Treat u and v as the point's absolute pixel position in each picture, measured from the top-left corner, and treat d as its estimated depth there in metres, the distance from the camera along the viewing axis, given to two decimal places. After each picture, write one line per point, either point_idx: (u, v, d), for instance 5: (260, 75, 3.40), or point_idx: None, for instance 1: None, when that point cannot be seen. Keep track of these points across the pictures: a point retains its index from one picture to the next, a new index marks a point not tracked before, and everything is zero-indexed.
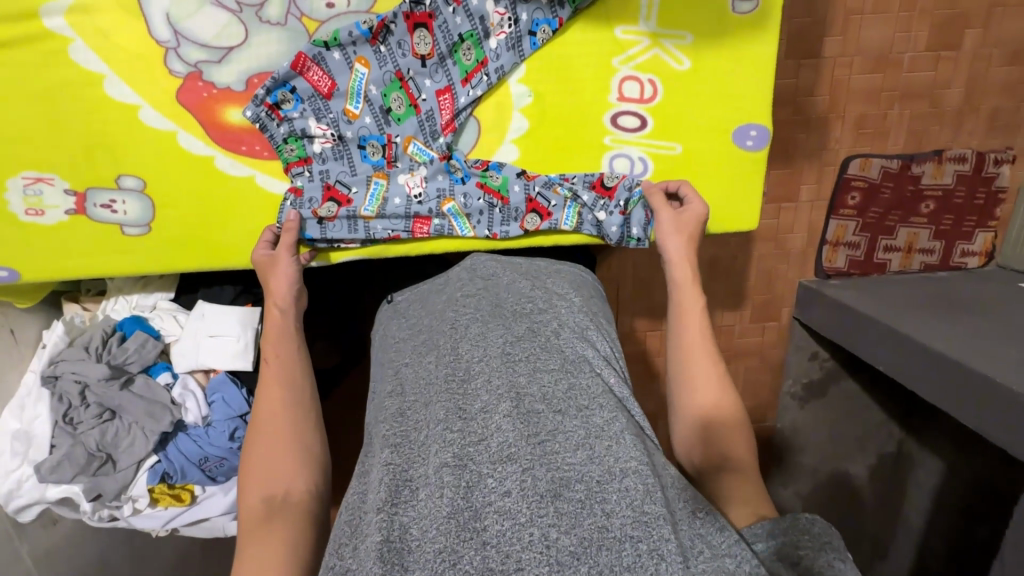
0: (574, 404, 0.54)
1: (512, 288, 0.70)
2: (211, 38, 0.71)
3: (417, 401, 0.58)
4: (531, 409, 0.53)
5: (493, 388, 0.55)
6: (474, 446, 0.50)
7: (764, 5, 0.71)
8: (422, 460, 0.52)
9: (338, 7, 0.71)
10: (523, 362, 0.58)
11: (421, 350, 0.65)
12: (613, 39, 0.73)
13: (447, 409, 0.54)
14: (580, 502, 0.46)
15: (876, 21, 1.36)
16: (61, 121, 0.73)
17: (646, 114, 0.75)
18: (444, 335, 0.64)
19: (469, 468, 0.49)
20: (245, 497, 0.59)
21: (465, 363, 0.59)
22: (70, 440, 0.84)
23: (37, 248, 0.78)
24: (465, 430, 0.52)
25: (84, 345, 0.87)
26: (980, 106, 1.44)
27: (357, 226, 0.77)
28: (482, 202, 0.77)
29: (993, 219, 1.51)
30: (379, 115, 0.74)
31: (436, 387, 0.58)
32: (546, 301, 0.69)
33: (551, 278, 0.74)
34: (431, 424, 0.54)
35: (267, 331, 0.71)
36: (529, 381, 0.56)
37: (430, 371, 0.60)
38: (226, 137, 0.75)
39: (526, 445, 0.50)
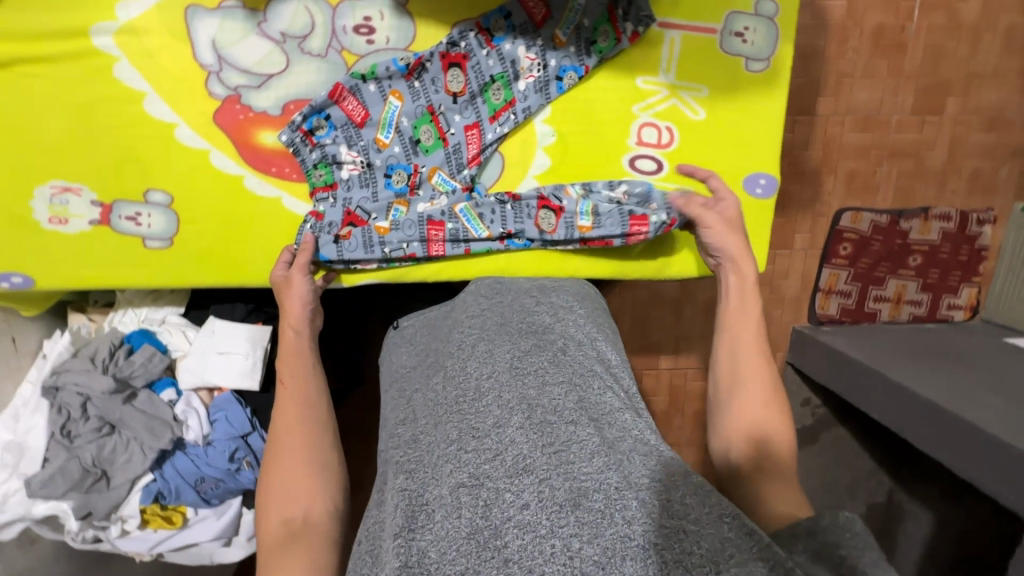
0: (585, 416, 0.55)
1: (519, 305, 0.72)
2: (253, 64, 0.74)
3: (427, 423, 0.59)
4: (544, 423, 0.54)
5: (504, 403, 0.56)
6: (489, 462, 0.51)
7: (776, 64, 0.76)
8: (436, 482, 0.51)
9: (378, 43, 0.75)
10: (534, 377, 0.59)
11: (430, 373, 0.66)
12: (634, 88, 0.77)
13: (459, 429, 0.55)
14: (599, 512, 0.45)
15: (866, 85, 1.46)
16: (97, 134, 0.74)
17: (662, 158, 0.79)
18: (452, 356, 0.65)
19: (485, 486, 0.49)
20: (262, 520, 0.59)
21: (475, 381, 0.60)
22: (65, 454, 0.82)
23: (55, 258, 0.78)
24: (479, 448, 0.52)
25: (89, 356, 0.86)
26: (962, 168, 1.53)
27: (372, 244, 0.77)
28: (494, 200, 0.78)
29: (977, 275, 1.57)
30: (407, 145, 0.77)
31: (446, 408, 0.58)
32: (552, 315, 0.70)
33: (557, 293, 0.76)
34: (443, 445, 0.54)
35: (281, 349, 0.71)
36: (539, 394, 0.57)
37: (440, 393, 0.61)
38: (258, 158, 0.77)
39: (541, 456, 0.50)
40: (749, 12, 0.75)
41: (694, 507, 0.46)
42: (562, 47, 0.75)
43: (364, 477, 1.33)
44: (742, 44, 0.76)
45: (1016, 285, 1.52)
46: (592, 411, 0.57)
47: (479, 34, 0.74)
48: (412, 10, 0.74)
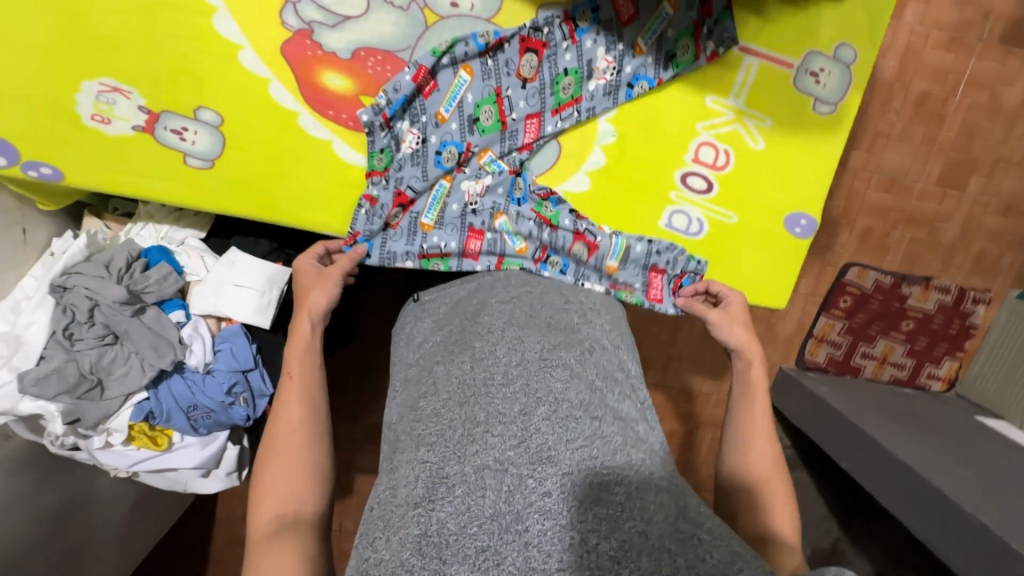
0: (607, 415, 0.56)
1: (547, 301, 0.71)
2: (332, 3, 0.73)
3: (449, 399, 0.58)
4: (569, 417, 0.54)
5: (532, 392, 0.56)
6: (513, 449, 0.51)
7: (842, 110, 0.77)
8: (458, 458, 0.52)
9: (462, 8, 0.74)
10: (561, 371, 0.59)
11: (453, 348, 0.64)
12: (701, 104, 0.78)
13: (485, 411, 0.55)
14: (618, 510, 0.47)
15: (898, 148, 1.50)
16: (159, 41, 0.72)
17: (714, 180, 0.80)
18: (479, 337, 0.63)
19: (509, 470, 0.50)
20: (256, 514, 0.58)
21: (503, 366, 0.59)
22: (64, 356, 0.80)
23: (91, 156, 0.76)
24: (505, 433, 0.53)
25: (104, 263, 0.84)
26: (970, 246, 1.58)
27: (415, 236, 0.78)
28: (532, 224, 0.77)
29: (961, 350, 1.63)
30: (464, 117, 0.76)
31: (472, 386, 0.58)
32: (580, 315, 0.70)
33: (586, 292, 0.75)
34: (467, 424, 0.55)
35: (291, 341, 0.69)
36: (566, 388, 0.57)
37: (464, 370, 0.60)
38: (317, 99, 0.76)
39: (566, 451, 0.51)
40: (828, 54, 0.75)
41: (705, 518, 0.49)
42: (640, 52, 0.75)
43: (341, 433, 1.33)
44: (815, 85, 0.76)
45: (995, 367, 1.58)
46: (613, 413, 0.58)
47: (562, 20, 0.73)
48: None
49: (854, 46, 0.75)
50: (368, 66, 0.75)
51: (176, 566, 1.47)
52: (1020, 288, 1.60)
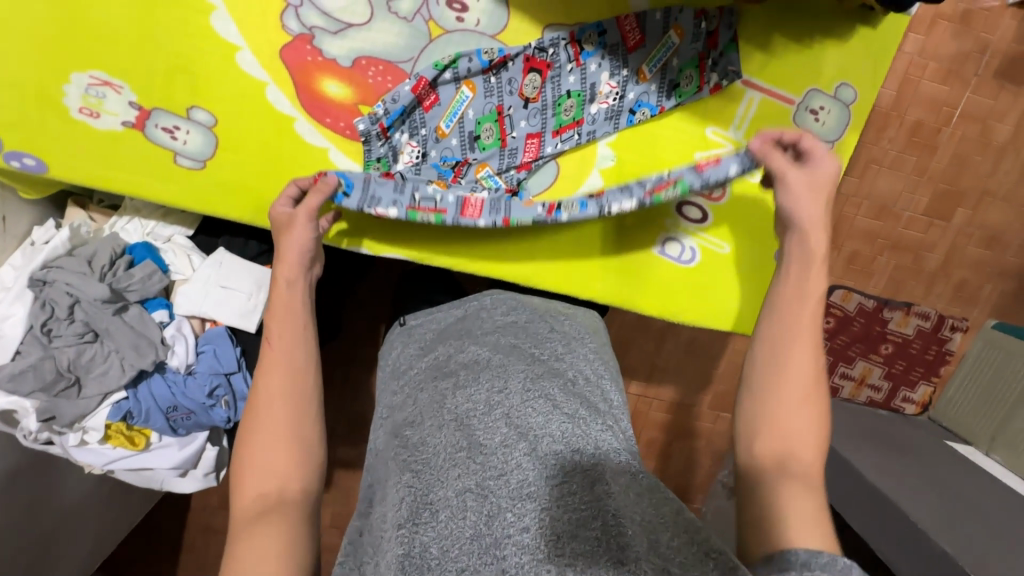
0: (589, 444, 0.56)
1: (532, 330, 0.71)
2: (336, 10, 0.71)
3: (434, 426, 0.58)
4: (549, 448, 0.54)
5: (513, 422, 0.56)
6: (494, 478, 0.52)
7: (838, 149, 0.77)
8: (442, 484, 0.52)
9: (467, 23, 0.73)
10: (543, 402, 0.59)
11: (439, 376, 0.64)
12: (702, 135, 0.78)
13: (468, 438, 0.55)
14: (595, 541, 0.47)
15: (890, 175, 1.52)
16: (154, 37, 0.70)
17: (709, 210, 0.83)
18: (465, 367, 0.64)
19: (489, 498, 0.50)
20: (238, 495, 0.54)
21: (487, 395, 0.59)
22: (41, 352, 0.78)
23: (77, 150, 0.74)
24: (486, 461, 0.53)
25: (88, 259, 0.82)
26: (952, 275, 1.61)
27: (404, 189, 0.71)
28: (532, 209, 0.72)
29: (936, 376, 1.67)
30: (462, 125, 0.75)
31: (456, 414, 0.58)
32: (563, 344, 0.70)
33: (568, 320, 0.75)
34: (451, 450, 0.55)
35: (271, 304, 0.64)
36: (547, 419, 0.57)
37: (448, 398, 0.60)
38: (316, 105, 0.74)
39: (545, 483, 0.51)
40: (829, 93, 0.75)
41: (681, 550, 0.47)
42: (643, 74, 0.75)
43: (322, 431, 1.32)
44: (813, 122, 0.76)
45: (968, 394, 1.62)
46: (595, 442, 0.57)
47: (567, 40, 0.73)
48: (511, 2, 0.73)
49: (854, 86, 0.76)
50: (368, 75, 0.74)
51: (149, 555, 1.46)
52: (996, 318, 1.64)
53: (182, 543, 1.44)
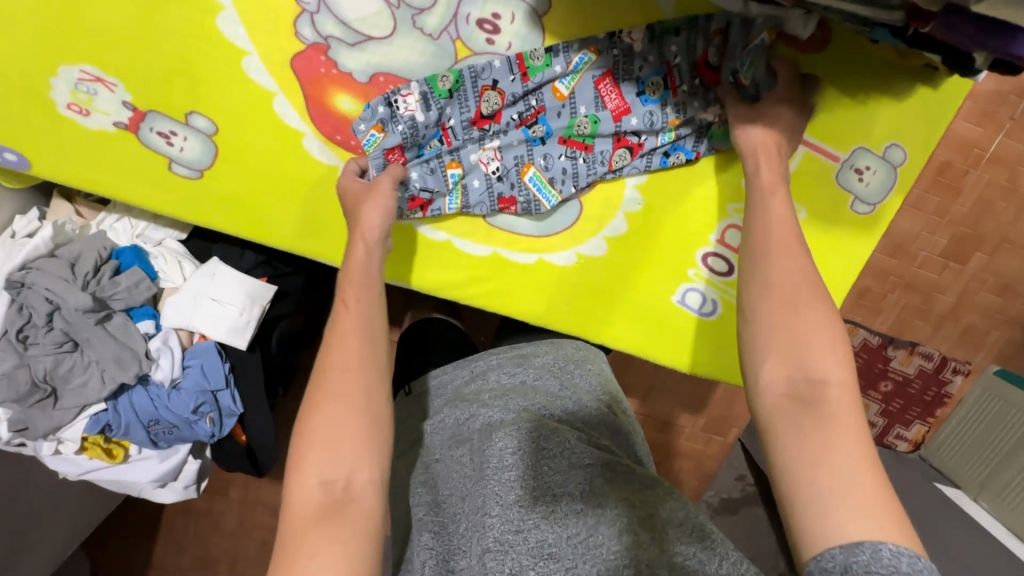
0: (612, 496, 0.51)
1: (542, 389, 0.64)
2: (354, 19, 0.64)
3: (450, 491, 0.55)
4: (570, 508, 0.51)
5: (528, 480, 0.52)
6: (513, 536, 0.50)
7: (879, 212, 0.73)
8: (463, 551, 0.51)
9: (498, 46, 0.66)
10: (557, 457, 0.54)
11: (449, 437, 0.60)
12: (737, 186, 0.73)
13: (482, 497, 0.53)
14: None
15: (911, 214, 1.48)
16: (152, 33, 0.64)
17: (736, 263, 0.76)
18: (475, 425, 0.59)
19: (511, 558, 0.49)
20: (295, 485, 0.46)
21: (497, 449, 0.55)
22: (16, 360, 0.73)
23: (65, 149, 0.68)
24: (503, 518, 0.51)
25: (70, 262, 0.76)
26: (960, 318, 1.58)
27: (429, 105, 0.67)
28: (564, 157, 0.70)
29: (932, 416, 1.65)
30: (484, 143, 0.70)
31: (469, 473, 0.55)
32: (574, 400, 0.63)
33: (578, 371, 0.68)
34: (468, 515, 0.52)
35: (347, 267, 0.61)
36: (564, 478, 0.53)
37: (460, 459, 0.57)
38: (327, 121, 0.69)
39: (568, 543, 0.49)
40: (877, 152, 0.70)
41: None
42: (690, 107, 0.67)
43: None
44: (857, 182, 0.72)
45: (961, 439, 1.61)
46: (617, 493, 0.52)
47: (616, 37, 0.65)
48: (548, 26, 0.66)
49: (905, 147, 0.70)
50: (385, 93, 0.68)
51: (124, 541, 1.42)
52: (999, 365, 1.60)
53: (160, 534, 1.41)
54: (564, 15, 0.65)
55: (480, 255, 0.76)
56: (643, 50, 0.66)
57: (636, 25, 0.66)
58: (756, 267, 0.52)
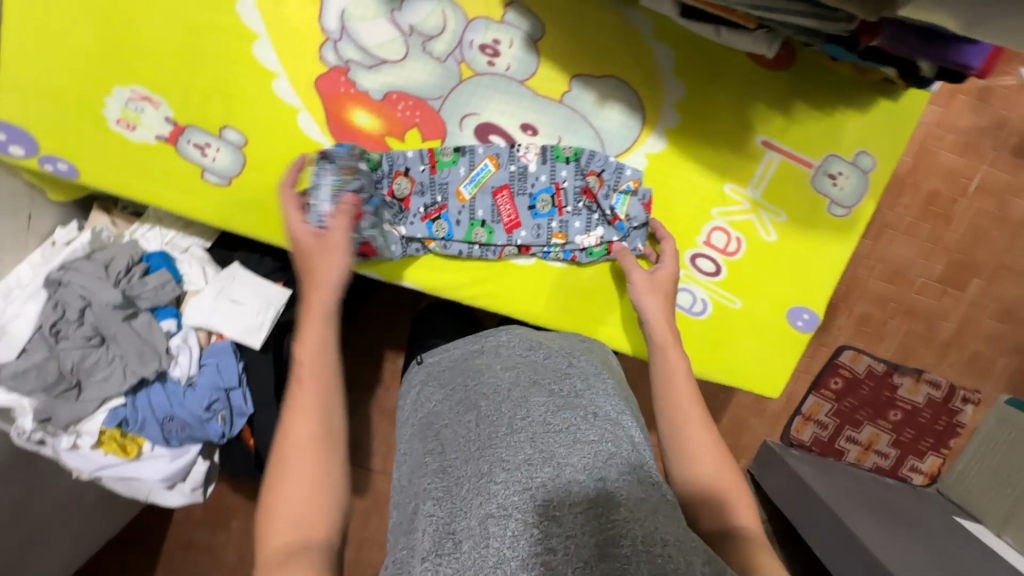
0: (614, 471, 0.54)
1: (553, 366, 0.68)
2: (372, 46, 0.74)
3: (457, 456, 0.58)
4: (575, 477, 0.53)
5: (535, 447, 0.55)
6: (518, 500, 0.51)
7: (855, 215, 0.78)
8: (465, 513, 0.53)
9: (498, 67, 0.75)
10: (564, 431, 0.57)
11: (460, 408, 0.64)
12: (719, 191, 0.78)
13: (489, 462, 0.55)
14: (625, 560, 0.45)
15: (904, 241, 1.52)
16: (196, 57, 0.73)
17: (723, 265, 0.80)
18: (487, 397, 0.63)
19: (514, 520, 0.50)
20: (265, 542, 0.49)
21: (508, 420, 0.59)
22: (46, 352, 0.78)
23: (110, 159, 0.76)
24: (509, 483, 0.53)
25: (104, 263, 0.82)
26: (965, 345, 1.59)
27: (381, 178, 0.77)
28: (463, 245, 0.78)
29: (946, 447, 1.62)
30: (396, 221, 0.77)
31: (478, 440, 0.58)
32: (583, 381, 0.66)
33: (584, 356, 0.72)
34: (473, 478, 0.55)
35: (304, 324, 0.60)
36: (569, 448, 0.56)
37: (470, 427, 0.60)
38: (345, 134, 0.76)
39: (571, 508, 0.50)
40: (848, 159, 0.76)
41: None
42: (568, 220, 0.78)
43: None
44: (831, 187, 0.77)
45: (978, 470, 1.56)
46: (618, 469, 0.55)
47: (515, 153, 0.77)
48: (542, 50, 0.74)
49: (873, 155, 0.76)
50: (398, 109, 0.76)
51: None
52: (1010, 394, 1.60)
53: None
54: (557, 41, 0.74)
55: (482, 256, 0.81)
56: (537, 170, 0.78)
57: (590, 68, 0.74)
58: (668, 420, 0.62)
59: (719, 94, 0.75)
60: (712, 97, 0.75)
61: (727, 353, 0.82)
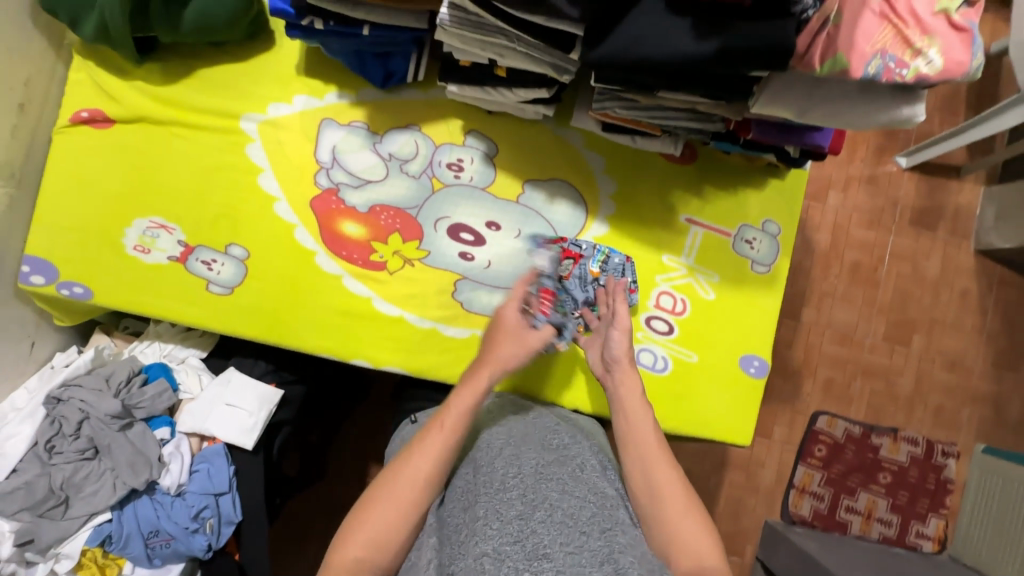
0: (600, 524, 0.57)
1: (542, 423, 0.74)
2: (358, 171, 0.90)
3: (457, 506, 0.63)
4: (561, 523, 0.56)
5: (526, 498, 0.58)
6: (510, 545, 0.54)
7: (776, 270, 0.92)
8: (461, 557, 0.55)
9: (463, 179, 0.91)
10: (554, 483, 0.61)
11: (461, 462, 0.70)
12: (659, 261, 0.92)
13: (485, 509, 0.58)
14: None
15: (844, 307, 1.63)
16: (211, 190, 0.88)
17: (675, 323, 0.91)
18: (484, 450, 0.68)
19: (505, 564, 0.52)
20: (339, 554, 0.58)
21: (502, 474, 0.62)
22: (39, 469, 0.81)
23: (122, 279, 0.86)
24: (502, 529, 0.55)
25: (104, 377, 0.87)
26: (927, 400, 1.63)
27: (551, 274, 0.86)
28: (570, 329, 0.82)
29: (944, 507, 1.58)
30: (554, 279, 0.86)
31: (476, 491, 0.62)
32: (571, 436, 0.72)
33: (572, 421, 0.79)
34: (470, 525, 0.58)
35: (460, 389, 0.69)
36: (558, 498, 0.59)
37: (468, 480, 0.65)
38: (335, 241, 0.89)
39: (558, 551, 0.52)
40: (757, 226, 0.93)
41: None
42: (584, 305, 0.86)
43: None
44: (750, 250, 0.92)
45: (982, 527, 1.50)
46: (604, 521, 0.57)
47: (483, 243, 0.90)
48: (497, 163, 0.91)
49: (777, 222, 0.93)
50: (381, 218, 0.90)
51: None
52: (984, 442, 1.61)
53: None
54: (508, 156, 0.92)
55: (460, 337, 0.89)
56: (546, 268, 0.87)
57: (537, 173, 0.92)
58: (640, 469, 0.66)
59: (644, 185, 0.93)
60: (637, 189, 0.92)
61: (693, 404, 0.89)
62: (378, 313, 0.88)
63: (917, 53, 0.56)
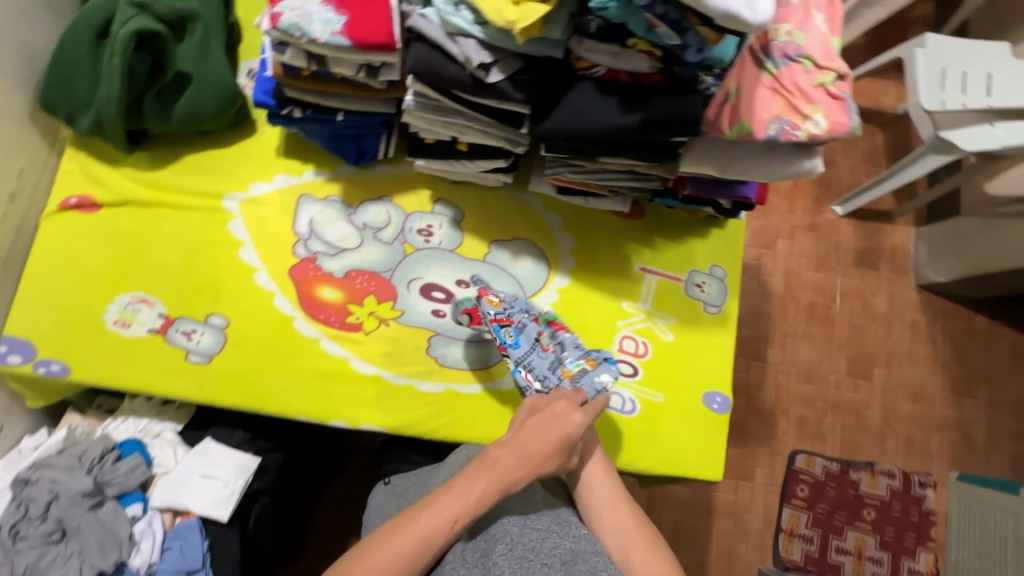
0: (559, 554, 0.60)
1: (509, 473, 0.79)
2: (335, 240, 0.97)
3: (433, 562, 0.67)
4: (521, 556, 0.60)
5: (487, 543, 0.64)
6: None
7: (726, 310, 1.00)
8: None
9: (433, 242, 0.98)
10: (515, 521, 0.66)
11: None
12: (619, 308, 0.99)
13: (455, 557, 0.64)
14: None
15: (806, 345, 1.64)
16: (193, 265, 0.93)
17: (639, 365, 0.96)
18: None
19: None
20: None
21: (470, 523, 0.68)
22: (3, 556, 0.79)
23: (101, 354, 0.88)
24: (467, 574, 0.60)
25: (76, 455, 0.86)
26: (896, 431, 1.60)
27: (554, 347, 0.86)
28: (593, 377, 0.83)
29: (931, 539, 1.51)
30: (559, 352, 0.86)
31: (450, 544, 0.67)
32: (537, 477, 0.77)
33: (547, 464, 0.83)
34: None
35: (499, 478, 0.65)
36: (518, 534, 0.64)
37: None
38: (313, 306, 0.93)
39: None
40: (705, 271, 1.01)
41: None
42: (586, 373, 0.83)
43: None
44: (701, 292, 1.00)
45: (969, 556, 1.43)
46: (565, 551, 0.61)
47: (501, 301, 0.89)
48: (464, 227, 0.99)
49: (722, 266, 1.02)
50: (357, 282, 0.95)
51: None
52: (958, 470, 1.57)
53: None
54: (474, 220, 1.00)
55: (436, 392, 0.92)
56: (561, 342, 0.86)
57: (502, 234, 1.00)
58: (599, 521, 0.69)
59: (600, 239, 1.01)
60: (593, 244, 1.01)
61: (664, 442, 0.93)
62: (356, 373, 0.92)
63: (805, 118, 0.67)
